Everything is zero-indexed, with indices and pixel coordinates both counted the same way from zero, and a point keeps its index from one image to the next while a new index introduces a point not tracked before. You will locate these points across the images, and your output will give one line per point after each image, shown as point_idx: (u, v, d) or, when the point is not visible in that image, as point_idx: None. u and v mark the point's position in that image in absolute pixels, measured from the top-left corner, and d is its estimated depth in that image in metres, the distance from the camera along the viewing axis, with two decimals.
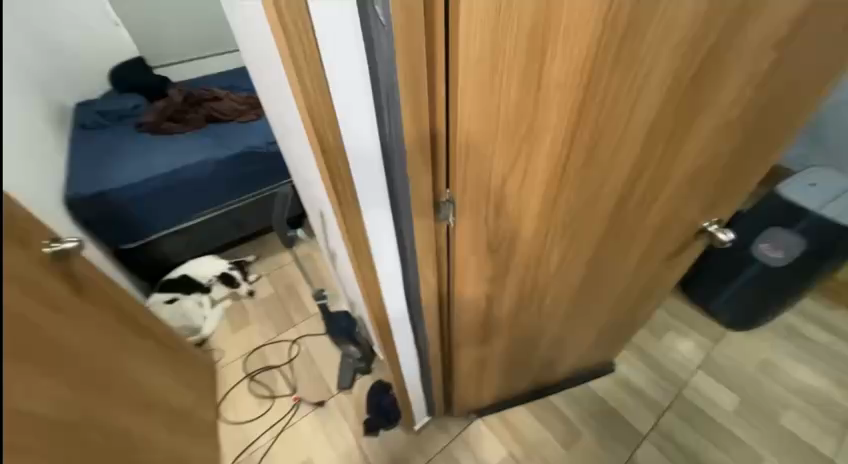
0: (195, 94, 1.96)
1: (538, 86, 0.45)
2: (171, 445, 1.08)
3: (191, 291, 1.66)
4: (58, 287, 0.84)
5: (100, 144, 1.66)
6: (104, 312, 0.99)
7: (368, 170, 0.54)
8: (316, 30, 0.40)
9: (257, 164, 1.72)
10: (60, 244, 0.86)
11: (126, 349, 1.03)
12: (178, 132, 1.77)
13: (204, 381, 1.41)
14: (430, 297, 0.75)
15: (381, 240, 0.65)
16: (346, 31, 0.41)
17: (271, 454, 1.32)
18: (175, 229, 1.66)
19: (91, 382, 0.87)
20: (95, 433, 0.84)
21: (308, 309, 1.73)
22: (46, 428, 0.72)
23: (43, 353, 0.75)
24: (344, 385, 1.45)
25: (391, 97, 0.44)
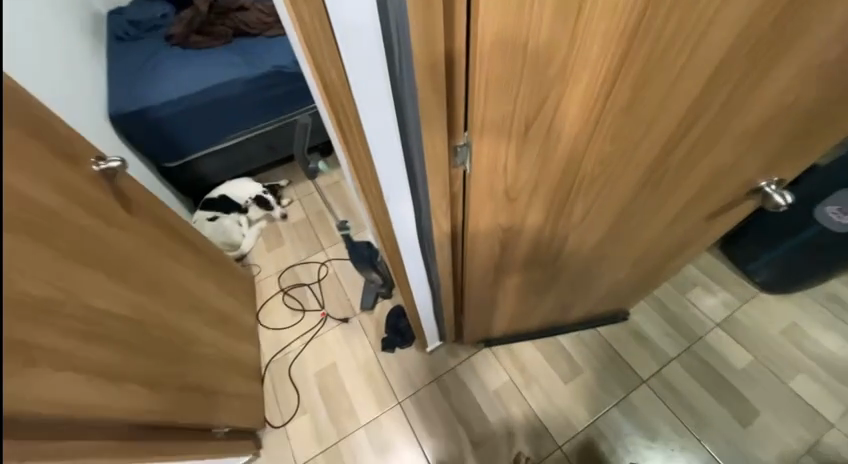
0: (222, 3, 1.84)
1: (579, 14, 0.37)
2: (218, 342, 1.28)
3: (230, 211, 1.78)
4: (107, 202, 0.93)
5: (136, 60, 1.68)
6: (151, 226, 1.09)
7: (381, 114, 0.51)
8: None
9: (285, 85, 1.67)
10: (106, 163, 0.93)
11: (174, 260, 1.16)
12: (207, 48, 1.72)
13: (244, 292, 1.59)
14: (443, 239, 0.76)
15: (395, 184, 0.64)
16: None
17: (302, 357, 1.54)
18: (211, 151, 1.72)
19: (145, 285, 1.00)
20: (155, 327, 1.00)
21: (336, 235, 1.82)
22: (112, 319, 0.86)
23: (98, 258, 0.86)
24: (366, 306, 1.59)
25: (403, 32, 0.40)
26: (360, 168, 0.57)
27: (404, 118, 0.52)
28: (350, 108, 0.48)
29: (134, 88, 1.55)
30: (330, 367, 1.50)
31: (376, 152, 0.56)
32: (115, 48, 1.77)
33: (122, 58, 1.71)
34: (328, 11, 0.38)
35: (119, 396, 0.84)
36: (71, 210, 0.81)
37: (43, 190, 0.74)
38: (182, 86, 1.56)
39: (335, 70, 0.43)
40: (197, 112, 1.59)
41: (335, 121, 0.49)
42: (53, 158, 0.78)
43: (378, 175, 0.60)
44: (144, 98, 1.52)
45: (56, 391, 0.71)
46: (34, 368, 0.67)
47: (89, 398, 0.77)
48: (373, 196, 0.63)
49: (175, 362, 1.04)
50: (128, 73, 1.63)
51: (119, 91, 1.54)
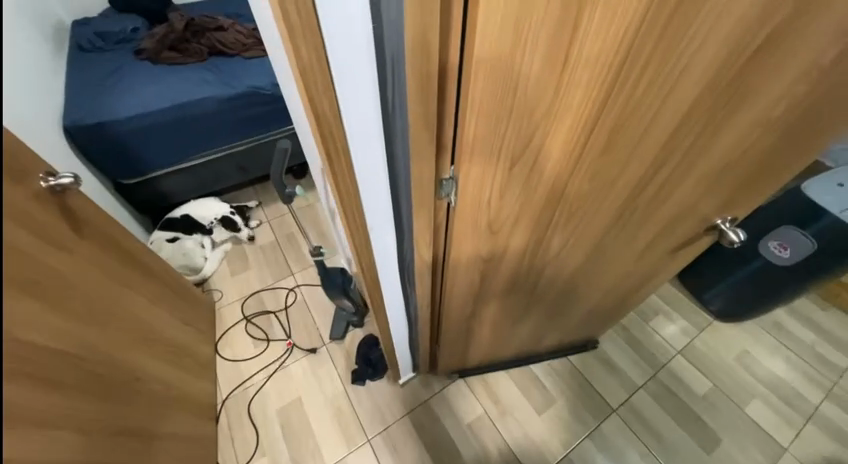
0: (198, 21, 1.81)
1: (563, 65, 0.40)
2: (169, 377, 1.15)
3: (192, 231, 1.67)
4: (53, 221, 0.84)
5: (101, 72, 1.60)
6: (101, 248, 1.00)
7: (368, 145, 0.51)
8: None
9: (260, 106, 1.64)
10: (56, 180, 0.85)
11: (125, 286, 1.05)
12: (179, 64, 1.67)
13: (203, 320, 1.48)
14: (423, 270, 0.75)
15: (378, 215, 0.63)
16: None
17: (264, 391, 1.42)
18: (176, 169, 1.63)
19: (88, 315, 0.90)
20: (96, 363, 0.89)
21: (307, 260, 1.75)
22: (45, 355, 0.76)
23: (33, 285, 0.76)
24: (336, 336, 1.52)
25: (398, 69, 0.40)
26: (344, 200, 0.55)
27: (392, 149, 0.52)
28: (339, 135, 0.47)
29: (95, 101, 1.46)
30: (295, 403, 1.40)
31: (362, 180, 0.55)
32: (76, 59, 1.67)
33: (83, 68, 1.62)
34: (325, 41, 0.38)
35: (47, 446, 0.72)
36: (10, 229, 0.72)
37: None
38: (149, 101, 1.49)
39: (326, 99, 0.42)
40: (164, 127, 1.51)
41: (322, 150, 0.48)
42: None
43: (362, 207, 0.59)
44: (105, 111, 1.43)
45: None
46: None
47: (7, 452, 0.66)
48: (356, 226, 0.61)
49: (117, 403, 0.92)
50: (89, 84, 1.54)
51: (78, 102, 1.45)
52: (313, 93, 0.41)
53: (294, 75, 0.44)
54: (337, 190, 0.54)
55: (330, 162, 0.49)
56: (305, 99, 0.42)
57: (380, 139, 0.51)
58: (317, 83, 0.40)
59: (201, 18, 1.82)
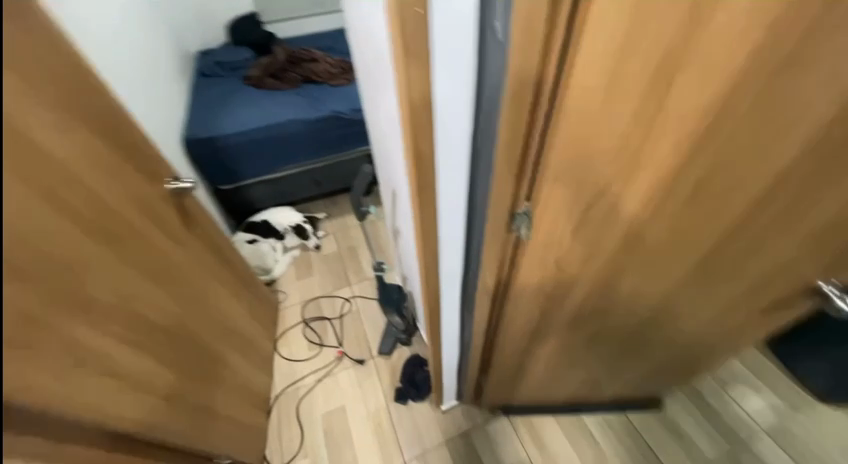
0: (297, 53, 2.06)
1: (651, 119, 0.41)
2: (236, 366, 1.27)
3: (268, 235, 1.86)
4: (171, 219, 1.00)
5: (218, 94, 1.89)
6: (202, 245, 1.15)
7: (453, 177, 0.55)
8: (432, 48, 0.41)
9: (341, 128, 1.81)
10: (178, 183, 1.02)
11: (215, 279, 1.20)
12: (277, 89, 1.91)
13: (268, 318, 1.61)
14: (484, 297, 0.76)
15: (450, 240, 0.67)
16: (461, 50, 0.42)
17: (312, 394, 1.49)
18: (264, 179, 1.84)
19: (186, 300, 1.04)
20: (186, 343, 1.02)
21: (364, 272, 1.84)
22: (151, 329, 0.90)
23: (155, 270, 0.92)
24: (384, 351, 1.54)
25: (493, 113, 0.45)
26: (423, 223, 0.60)
27: (475, 177, 0.56)
28: (430, 162, 0.52)
29: (209, 118, 1.73)
30: (339, 411, 1.45)
31: (443, 205, 0.59)
32: (199, 83, 2.00)
33: (204, 91, 1.93)
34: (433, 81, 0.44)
35: (140, 408, 0.85)
36: (141, 220, 0.89)
37: (121, 201, 0.83)
38: (251, 120, 1.72)
39: (424, 130, 0.48)
40: (260, 143, 1.73)
41: (414, 178, 0.54)
42: (133, 171, 0.87)
43: (437, 231, 0.63)
44: (216, 127, 1.68)
45: (86, 396, 0.73)
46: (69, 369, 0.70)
47: (112, 407, 0.78)
48: (429, 248, 0.65)
49: (194, 382, 1.03)
50: (206, 104, 1.82)
51: (197, 119, 1.72)
52: (415, 125, 0.47)
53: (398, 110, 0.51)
54: (417, 211, 0.59)
55: (417, 185, 0.55)
56: (405, 131, 0.48)
57: (464, 167, 0.55)
58: (420, 123, 0.47)
59: (299, 51, 2.07)
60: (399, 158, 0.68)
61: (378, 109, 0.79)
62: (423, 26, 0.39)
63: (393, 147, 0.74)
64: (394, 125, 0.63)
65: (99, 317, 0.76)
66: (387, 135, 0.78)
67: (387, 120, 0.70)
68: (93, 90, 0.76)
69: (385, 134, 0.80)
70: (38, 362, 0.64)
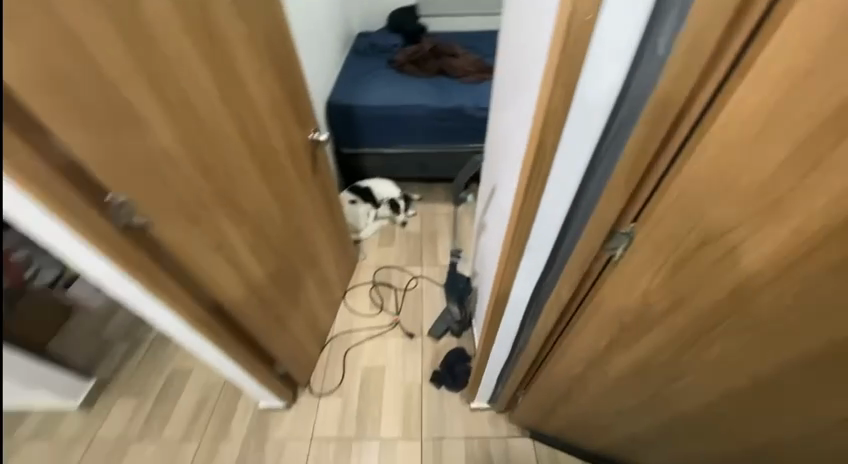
0: (441, 46, 2.20)
1: (806, 173, 0.38)
2: (314, 301, 1.45)
3: (366, 200, 2.05)
4: (306, 162, 1.20)
5: (364, 70, 2.14)
6: (321, 192, 1.35)
7: (567, 179, 0.60)
8: (589, 58, 0.48)
9: (459, 122, 1.91)
10: (318, 136, 1.23)
11: (322, 223, 1.39)
12: (414, 76, 2.09)
13: (347, 269, 1.80)
14: (554, 306, 0.77)
15: (541, 237, 0.71)
16: (612, 67, 0.47)
17: (361, 348, 1.61)
18: (379, 151, 2.03)
19: (297, 234, 1.22)
20: (290, 265, 1.21)
21: (437, 259, 1.93)
22: (270, 248, 1.09)
23: (286, 200, 1.12)
24: (434, 334, 1.61)
25: (626, 125, 0.50)
26: (523, 205, 0.67)
27: (587, 184, 0.59)
28: (549, 156, 0.58)
29: (353, 89, 1.98)
30: (378, 370, 1.54)
31: (546, 199, 0.64)
32: (352, 58, 2.28)
33: (354, 65, 2.20)
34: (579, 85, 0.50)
35: (245, 306, 1.04)
36: (287, 156, 1.09)
37: (278, 136, 1.04)
38: (386, 97, 1.92)
39: (555, 125, 0.55)
40: (386, 119, 1.92)
41: (530, 165, 0.61)
42: (289, 116, 1.07)
43: (532, 221, 0.69)
44: (356, 97, 1.92)
45: (218, 279, 0.94)
46: (218, 252, 0.91)
47: (230, 296, 0.98)
48: (519, 235, 0.72)
49: (281, 304, 1.20)
50: (353, 77, 2.08)
51: (342, 88, 1.98)
52: (550, 118, 0.54)
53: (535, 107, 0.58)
54: (520, 197, 0.67)
55: (530, 173, 0.62)
56: (537, 123, 0.56)
57: (580, 172, 0.58)
58: (555, 117, 0.54)
59: (444, 45, 2.21)
60: (516, 156, 0.74)
61: (508, 111, 0.85)
62: (586, 34, 0.45)
63: (511, 146, 0.79)
64: (523, 124, 0.69)
65: (238, 221, 0.95)
66: (507, 134, 0.85)
67: (515, 122, 0.77)
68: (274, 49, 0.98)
69: (507, 134, 0.86)
70: (196, 237, 0.85)
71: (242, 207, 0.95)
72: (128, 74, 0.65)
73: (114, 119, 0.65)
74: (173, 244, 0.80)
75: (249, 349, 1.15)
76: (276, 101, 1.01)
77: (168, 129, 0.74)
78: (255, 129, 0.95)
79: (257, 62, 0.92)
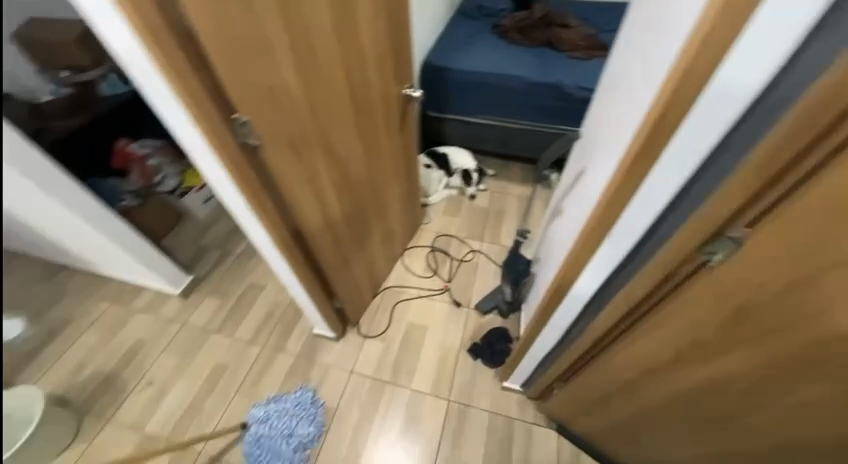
0: (553, 15, 2.05)
1: None
2: (376, 250, 1.53)
3: (441, 167, 2.06)
4: (396, 117, 1.25)
5: (465, 33, 2.08)
6: (403, 148, 1.39)
7: (678, 169, 0.54)
8: (750, 29, 0.41)
9: (555, 100, 1.80)
10: (411, 92, 1.25)
11: (397, 180, 1.45)
12: (517, 44, 1.98)
13: (410, 228, 1.86)
14: (621, 303, 0.73)
15: (628, 229, 0.66)
16: (777, 41, 0.41)
17: (409, 304, 1.68)
18: (464, 118, 2.01)
19: (374, 185, 1.29)
20: (363, 213, 1.29)
21: (499, 237, 1.92)
22: (348, 192, 1.14)
23: (371, 150, 1.17)
24: (481, 309, 1.63)
25: (775, 113, 0.44)
26: (616, 191, 0.62)
27: (704, 170, 0.53)
28: (664, 136, 0.53)
29: (450, 51, 1.95)
30: (420, 329, 1.60)
31: (648, 185, 0.58)
32: (456, 19, 2.22)
33: (457, 27, 2.14)
34: (732, 47, 0.43)
35: (321, 244, 1.10)
36: (381, 108, 1.14)
37: (378, 86, 1.08)
38: (483, 63, 1.86)
39: (683, 102, 0.49)
40: (479, 86, 1.87)
41: (635, 147, 0.56)
42: (391, 67, 1.10)
43: (623, 209, 0.64)
44: (452, 60, 1.89)
45: (307, 214, 0.98)
46: (311, 186, 0.95)
47: (312, 231, 1.04)
48: (606, 220, 0.67)
49: (347, 249, 1.27)
50: (453, 39, 2.04)
51: (441, 49, 1.96)
52: (680, 93, 0.48)
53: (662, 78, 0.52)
54: (616, 177, 0.61)
55: (638, 153, 0.56)
56: (660, 98, 0.50)
57: (699, 157, 0.52)
58: (685, 93, 0.48)
59: (557, 13, 2.05)
60: (621, 137, 0.67)
61: (621, 89, 0.77)
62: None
63: (616, 128, 0.72)
64: (639, 101, 0.62)
65: (330, 162, 0.99)
66: (614, 114, 0.77)
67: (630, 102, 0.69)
68: None
69: (612, 114, 0.79)
70: (297, 171, 0.89)
71: (336, 149, 1.00)
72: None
73: (257, 46, 0.67)
74: (281, 175, 0.84)
75: (317, 283, 1.25)
76: (384, 51, 1.04)
77: (291, 64, 0.76)
78: (359, 74, 0.97)
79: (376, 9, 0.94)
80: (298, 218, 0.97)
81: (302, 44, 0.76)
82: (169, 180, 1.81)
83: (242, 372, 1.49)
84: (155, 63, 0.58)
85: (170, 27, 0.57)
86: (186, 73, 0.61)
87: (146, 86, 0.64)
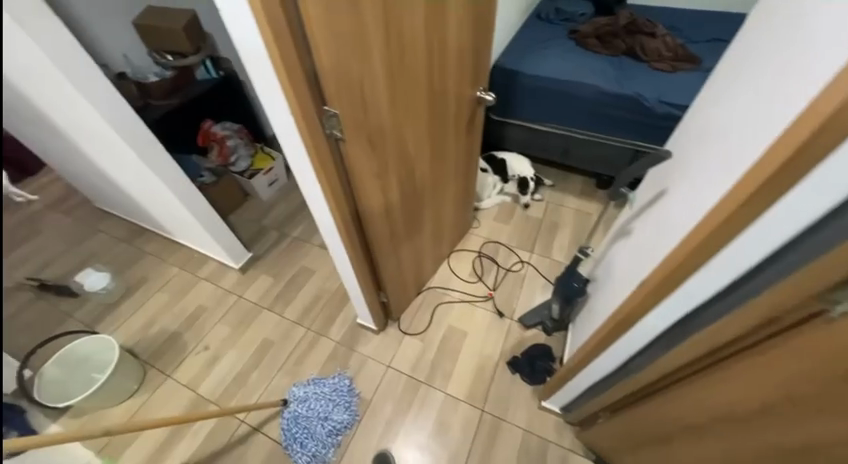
0: (638, 23, 1.94)
1: None
2: (426, 249, 1.54)
3: (495, 173, 2.03)
4: (465, 117, 1.24)
5: (539, 37, 2.03)
6: (467, 149, 1.38)
7: (810, 205, 0.48)
8: None
9: (630, 113, 1.70)
10: (483, 94, 1.23)
11: (456, 180, 1.44)
12: (595, 51, 1.89)
13: (459, 231, 1.84)
14: (704, 342, 0.67)
15: (729, 263, 0.60)
16: None
17: (451, 306, 1.67)
18: (528, 125, 1.96)
19: (435, 185, 1.29)
20: (420, 211, 1.30)
21: (550, 251, 1.85)
22: (411, 189, 1.16)
23: (437, 150, 1.18)
24: (525, 322, 1.57)
25: None
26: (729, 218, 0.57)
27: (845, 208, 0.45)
28: (808, 164, 0.46)
29: (523, 55, 1.90)
30: (460, 333, 1.59)
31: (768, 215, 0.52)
32: (530, 23, 2.17)
33: (531, 30, 2.09)
34: None
35: (379, 236, 1.13)
36: (453, 108, 1.13)
37: (453, 87, 1.07)
38: (555, 70, 1.80)
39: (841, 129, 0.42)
40: (549, 92, 1.81)
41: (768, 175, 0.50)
42: (467, 68, 1.09)
43: (727, 240, 0.58)
44: (524, 64, 1.85)
45: (371, 207, 1.01)
46: (380, 181, 0.98)
47: (374, 224, 1.07)
48: (707, 247, 0.61)
49: (401, 244, 1.30)
50: (525, 42, 1.99)
51: (512, 52, 1.92)
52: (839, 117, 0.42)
53: (816, 97, 0.46)
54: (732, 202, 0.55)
55: (770, 176, 0.50)
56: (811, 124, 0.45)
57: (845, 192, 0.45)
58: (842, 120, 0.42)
59: (643, 21, 1.94)
60: (746, 157, 0.59)
61: (741, 105, 0.69)
62: None
63: (736, 147, 0.65)
64: (782, 118, 0.55)
65: (399, 155, 1.00)
66: (728, 132, 0.70)
67: (760, 119, 0.61)
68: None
69: (725, 132, 0.71)
70: (370, 165, 0.91)
71: (407, 146, 1.01)
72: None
73: (354, 44, 0.69)
74: (356, 167, 0.87)
75: (370, 274, 1.28)
76: (464, 52, 1.03)
77: (381, 55, 0.77)
78: (439, 71, 0.97)
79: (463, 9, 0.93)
80: (361, 205, 0.99)
81: (392, 43, 0.77)
82: (242, 162, 1.93)
83: (287, 350, 1.54)
84: (266, 45, 0.61)
85: (286, 13, 0.58)
86: (292, 60, 0.63)
87: (252, 64, 0.67)
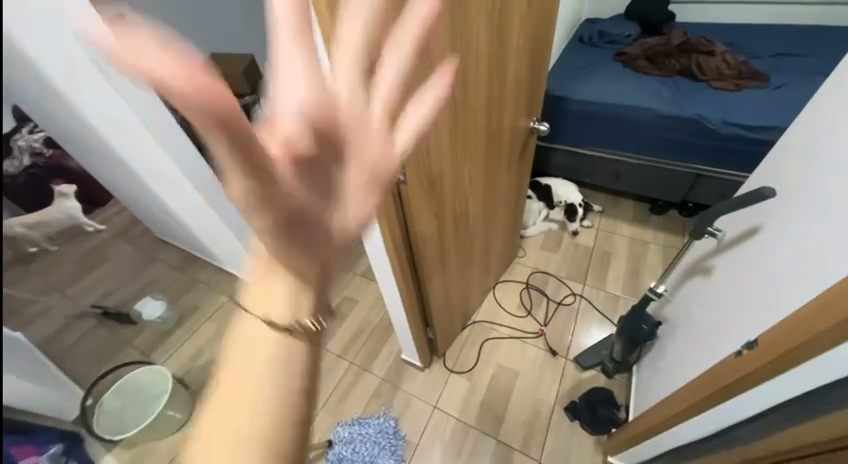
0: (693, 41, 1.85)
1: None
2: (473, 282, 1.47)
3: (541, 199, 1.93)
4: (519, 147, 1.20)
5: (584, 61, 1.97)
6: (518, 179, 1.34)
7: None
8: None
9: (692, 136, 1.58)
10: (537, 125, 1.19)
11: (506, 210, 1.39)
12: (647, 72, 1.80)
13: (505, 261, 1.76)
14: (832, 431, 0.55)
15: None
16: None
17: (500, 343, 1.58)
18: (575, 149, 1.89)
19: (486, 218, 1.25)
20: (471, 245, 1.26)
21: (605, 282, 1.72)
22: (464, 224, 1.12)
23: (491, 183, 1.14)
24: (582, 363, 1.45)
25: None
26: None
27: None
28: None
29: (569, 80, 1.85)
30: (510, 373, 1.48)
31: None
32: (573, 46, 2.12)
33: (574, 54, 2.05)
34: None
35: (432, 274, 1.09)
36: (508, 140, 1.10)
37: (509, 120, 1.04)
38: (604, 93, 1.73)
39: None
40: (598, 117, 1.73)
41: None
42: (524, 98, 1.06)
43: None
44: (570, 89, 1.79)
45: (426, 246, 0.98)
46: (436, 219, 0.96)
47: (428, 263, 1.04)
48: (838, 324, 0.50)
49: (450, 281, 1.24)
50: (570, 67, 1.94)
51: (557, 78, 1.88)
52: None
53: None
54: None
55: None
56: None
57: None
58: None
59: (698, 39, 1.85)
60: None
61: None
62: None
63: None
64: None
65: (455, 192, 0.98)
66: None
67: None
68: (540, 28, 0.96)
69: (844, 165, 0.61)
70: (428, 205, 0.90)
71: (463, 183, 0.99)
72: (445, 42, 0.68)
73: None
74: (415, 208, 0.85)
75: (419, 311, 1.24)
76: (521, 85, 1.00)
77: (445, 97, 0.76)
78: (497, 105, 0.94)
79: (522, 44, 0.91)
80: (415, 246, 0.96)
81: (456, 84, 0.76)
82: None
83: (331, 384, 1.51)
84: None
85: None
86: None
87: None
